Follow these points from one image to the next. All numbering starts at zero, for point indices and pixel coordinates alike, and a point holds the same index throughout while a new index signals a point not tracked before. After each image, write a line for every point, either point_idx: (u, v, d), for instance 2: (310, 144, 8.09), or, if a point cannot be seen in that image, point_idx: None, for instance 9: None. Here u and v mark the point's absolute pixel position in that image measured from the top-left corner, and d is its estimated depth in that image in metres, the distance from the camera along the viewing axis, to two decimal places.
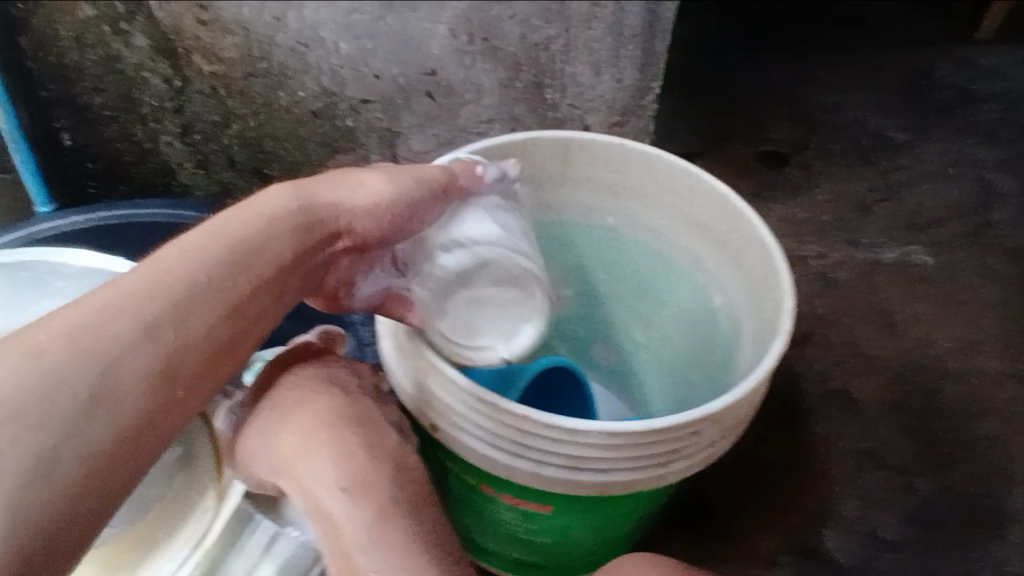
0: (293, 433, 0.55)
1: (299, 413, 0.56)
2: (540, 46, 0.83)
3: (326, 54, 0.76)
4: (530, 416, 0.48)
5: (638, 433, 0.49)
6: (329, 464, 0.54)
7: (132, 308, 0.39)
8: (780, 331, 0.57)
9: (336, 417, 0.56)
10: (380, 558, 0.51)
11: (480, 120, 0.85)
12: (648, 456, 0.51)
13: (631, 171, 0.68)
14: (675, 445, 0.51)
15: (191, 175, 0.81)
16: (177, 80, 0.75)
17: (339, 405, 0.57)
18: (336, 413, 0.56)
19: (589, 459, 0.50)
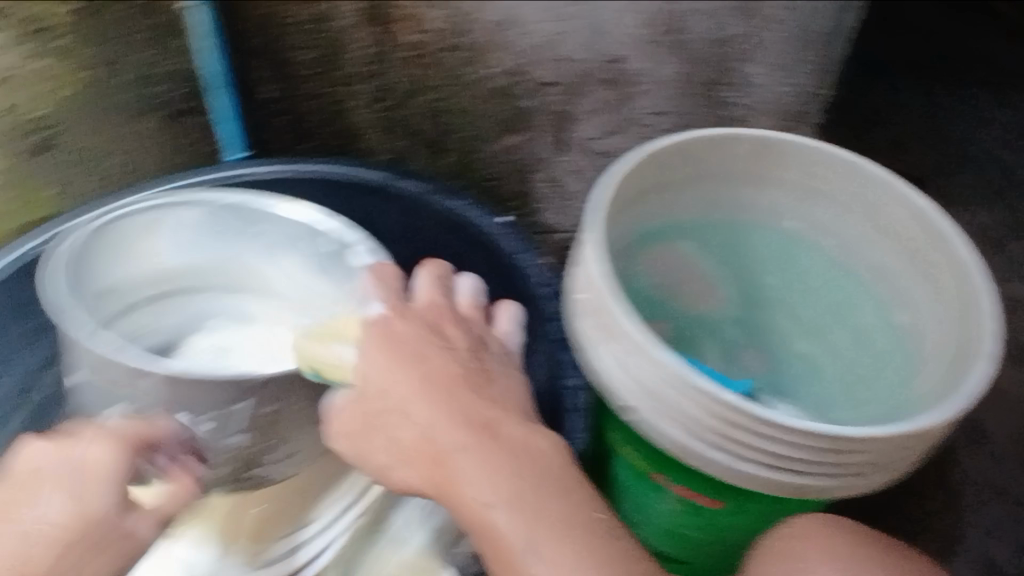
0: (411, 435, 0.51)
1: (412, 413, 0.52)
2: (722, 44, 0.82)
3: (523, 34, 0.78)
4: (741, 407, 0.50)
5: (844, 438, 0.50)
6: (464, 467, 0.50)
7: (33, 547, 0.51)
8: (983, 352, 0.55)
9: (449, 414, 0.52)
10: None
11: (652, 113, 0.85)
12: (846, 464, 0.52)
13: (825, 174, 0.69)
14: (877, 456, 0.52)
15: (373, 140, 0.84)
16: (379, 47, 0.77)
17: (443, 399, 0.52)
18: (446, 412, 0.52)
19: (788, 459, 0.51)
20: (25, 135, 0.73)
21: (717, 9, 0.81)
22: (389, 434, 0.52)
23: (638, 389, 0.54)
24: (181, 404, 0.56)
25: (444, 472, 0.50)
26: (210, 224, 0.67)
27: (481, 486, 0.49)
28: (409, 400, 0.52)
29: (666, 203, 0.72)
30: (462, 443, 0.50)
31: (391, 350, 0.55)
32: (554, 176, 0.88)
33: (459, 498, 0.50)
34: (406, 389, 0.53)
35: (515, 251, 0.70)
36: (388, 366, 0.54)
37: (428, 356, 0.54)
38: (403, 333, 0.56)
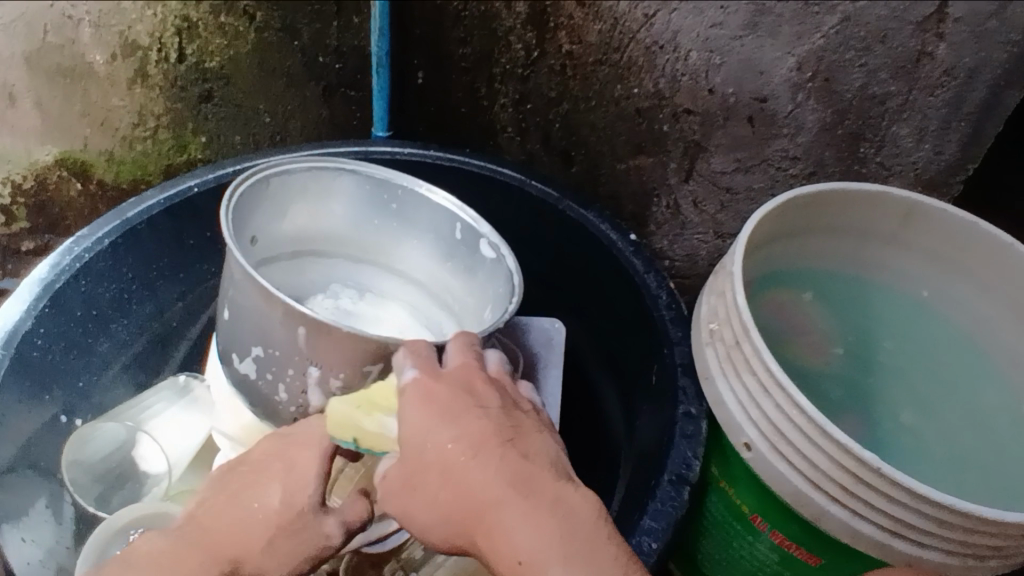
0: (451, 496, 0.48)
1: (449, 474, 0.48)
2: (876, 100, 0.81)
3: (675, 59, 0.78)
4: (879, 469, 0.49)
5: (981, 520, 0.49)
6: (507, 528, 0.48)
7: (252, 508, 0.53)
8: None
9: (487, 474, 0.48)
10: None
11: (786, 156, 0.85)
12: (972, 546, 0.52)
13: (973, 250, 0.69)
14: (1001, 540, 0.51)
15: (507, 139, 0.86)
16: (536, 51, 0.78)
17: (482, 456, 0.48)
18: (485, 472, 0.48)
19: (913, 529, 0.51)
20: (193, 84, 0.79)
21: (878, 63, 0.78)
22: (428, 497, 0.48)
23: (764, 427, 0.55)
24: (314, 363, 0.59)
25: (488, 533, 0.48)
26: (359, 194, 0.70)
27: (530, 547, 0.47)
28: (445, 458, 0.48)
29: (798, 249, 0.74)
30: (504, 504, 0.48)
31: (432, 408, 0.49)
32: (674, 204, 0.90)
33: (503, 558, 0.48)
34: (441, 449, 0.48)
35: (639, 270, 0.71)
36: (426, 427, 0.48)
37: (461, 418, 0.49)
38: (437, 392, 0.50)
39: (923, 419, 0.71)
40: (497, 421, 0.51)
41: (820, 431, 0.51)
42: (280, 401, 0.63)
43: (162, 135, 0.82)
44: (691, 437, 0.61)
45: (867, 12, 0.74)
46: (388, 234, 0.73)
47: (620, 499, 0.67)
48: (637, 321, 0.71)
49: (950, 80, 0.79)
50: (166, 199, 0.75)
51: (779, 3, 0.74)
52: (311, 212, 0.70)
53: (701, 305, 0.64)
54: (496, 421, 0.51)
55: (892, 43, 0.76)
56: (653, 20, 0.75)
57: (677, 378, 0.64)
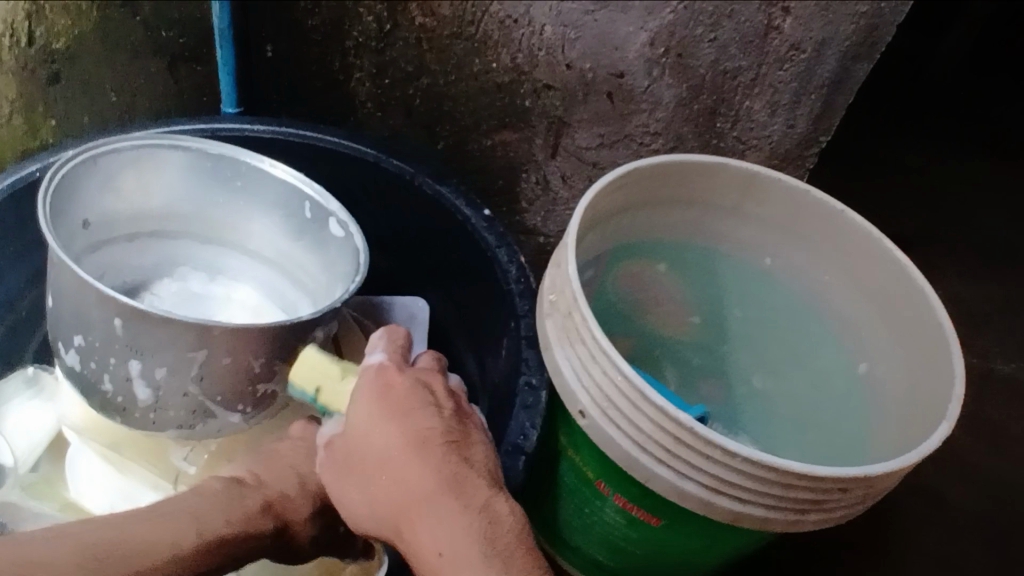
0: (394, 491, 0.50)
1: (388, 473, 0.50)
2: (728, 76, 0.83)
3: (530, 33, 0.79)
4: (693, 428, 0.53)
5: (788, 471, 0.52)
6: (435, 522, 0.49)
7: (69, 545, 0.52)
8: (945, 416, 0.57)
9: (424, 471, 0.50)
10: None
11: (647, 132, 0.86)
12: (789, 500, 0.55)
13: (809, 215, 0.73)
14: (819, 493, 0.55)
15: (369, 115, 0.84)
16: (387, 24, 0.77)
17: (420, 454, 0.51)
18: (423, 467, 0.50)
19: (730, 485, 0.55)
20: (40, 65, 0.75)
21: (729, 38, 0.81)
22: (369, 484, 0.51)
23: (598, 394, 0.59)
24: (136, 353, 0.57)
25: (420, 525, 0.49)
26: (194, 171, 0.68)
27: (454, 538, 0.48)
28: (388, 458, 0.50)
29: (650, 221, 0.76)
30: (435, 499, 0.49)
31: (384, 400, 0.52)
32: (543, 179, 0.90)
33: (425, 552, 0.49)
34: (384, 443, 0.51)
35: (491, 245, 0.71)
36: (375, 418, 0.51)
37: (402, 415, 0.52)
38: (386, 389, 0.53)
39: (771, 385, 0.80)
40: (440, 423, 0.52)
41: (641, 394, 0.54)
42: (108, 391, 0.60)
43: (13, 121, 0.76)
44: (530, 408, 0.62)
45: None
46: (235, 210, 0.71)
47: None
48: (491, 295, 0.72)
49: (799, 53, 0.82)
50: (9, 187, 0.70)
51: None
52: (145, 193, 0.68)
53: (543, 278, 0.66)
54: (447, 425, 0.53)
55: (739, 16, 0.79)
56: None
57: (522, 350, 0.66)
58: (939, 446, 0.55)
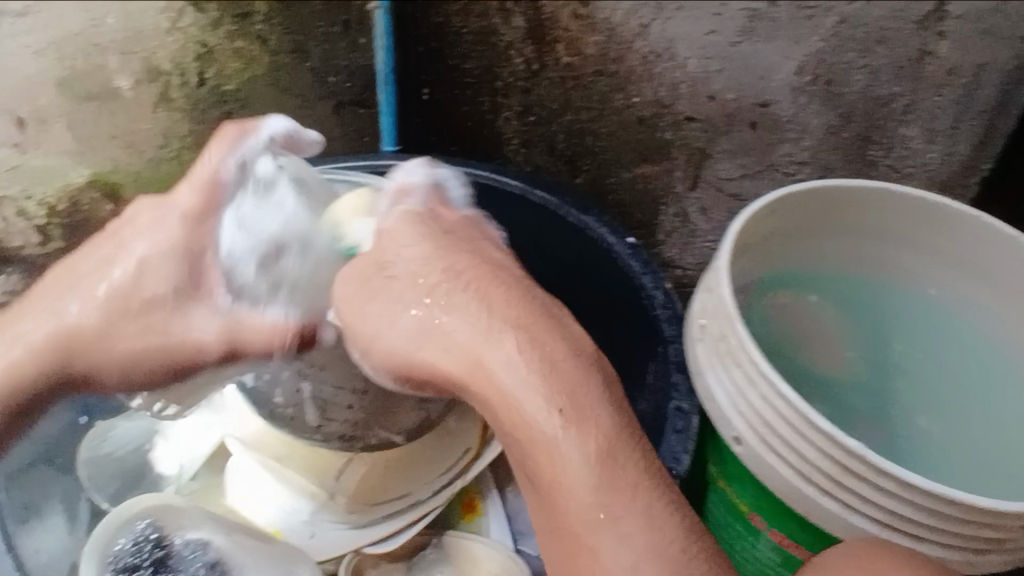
0: (439, 353, 0.51)
1: (416, 314, 0.53)
2: (879, 102, 0.80)
3: (673, 67, 0.79)
4: (867, 459, 0.48)
5: (971, 507, 0.48)
6: (497, 370, 0.49)
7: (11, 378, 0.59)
8: None
9: (535, 366, 0.49)
10: (583, 468, 0.46)
11: (793, 161, 0.84)
12: (968, 538, 0.50)
13: (978, 244, 0.68)
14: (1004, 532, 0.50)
15: (514, 151, 0.88)
16: (536, 64, 0.80)
17: (476, 306, 0.52)
18: (554, 344, 0.50)
19: (904, 523, 0.50)
20: (214, 105, 0.85)
21: (881, 64, 0.78)
22: (389, 344, 0.53)
23: (754, 422, 0.54)
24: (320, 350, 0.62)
25: (474, 382, 0.50)
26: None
27: (526, 401, 0.48)
28: (414, 306, 0.53)
29: (796, 250, 0.73)
30: (540, 391, 0.48)
31: (431, 235, 0.57)
32: (683, 212, 0.90)
33: (521, 436, 0.48)
34: (411, 262, 0.55)
35: (636, 271, 0.70)
36: (411, 235, 0.57)
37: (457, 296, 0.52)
38: (408, 234, 0.57)
39: (941, 429, 0.68)
40: (505, 276, 0.55)
41: (799, 433, 0.51)
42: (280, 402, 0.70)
43: (185, 156, 0.88)
44: (682, 432, 0.58)
45: (866, 11, 0.75)
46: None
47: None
48: (636, 321, 0.70)
49: (955, 79, 0.79)
50: None
51: (773, 6, 0.75)
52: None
53: (693, 302, 0.63)
54: (595, 373, 0.50)
55: (893, 43, 0.77)
56: (649, 30, 0.77)
57: (670, 374, 0.62)
58: None
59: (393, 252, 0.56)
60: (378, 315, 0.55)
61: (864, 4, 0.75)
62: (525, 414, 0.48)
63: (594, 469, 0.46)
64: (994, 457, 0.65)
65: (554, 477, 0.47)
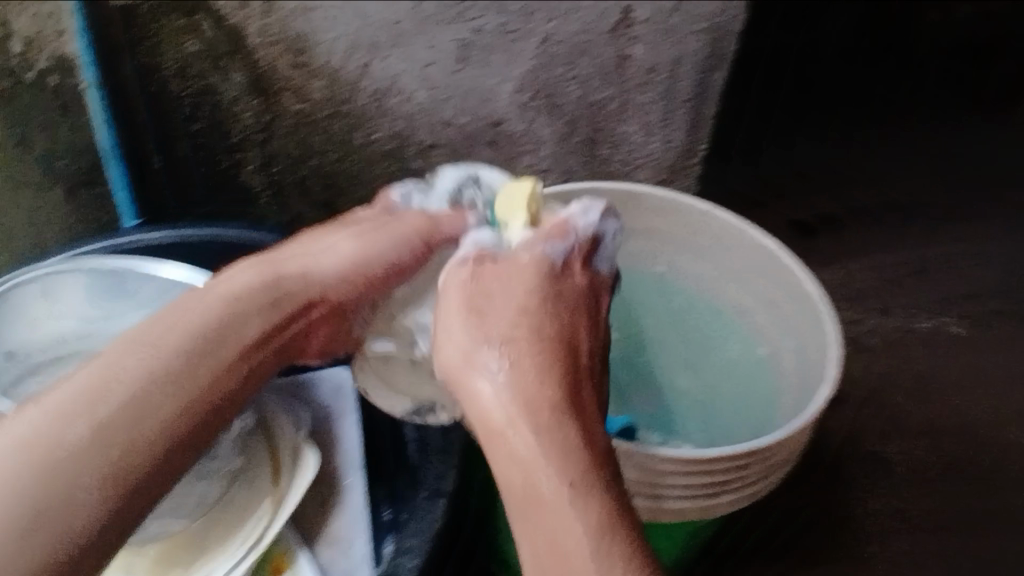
0: (329, 261, 0.48)
1: (341, 246, 0.49)
2: (596, 107, 0.89)
3: (402, 100, 0.83)
4: None
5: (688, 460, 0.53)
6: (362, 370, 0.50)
7: (54, 442, 0.36)
8: (827, 377, 0.59)
9: (535, 370, 0.43)
10: (523, 440, 0.40)
11: (536, 169, 0.86)
12: (695, 487, 0.55)
13: (677, 221, 0.73)
14: (720, 478, 0.55)
15: (267, 205, 0.83)
16: (265, 115, 0.82)
17: (534, 363, 0.43)
18: (525, 322, 0.45)
19: (637, 486, 0.56)
20: None
21: (587, 73, 0.89)
22: (311, 261, 0.48)
23: None
24: None
25: (494, 445, 0.41)
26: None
27: (498, 407, 0.42)
28: (493, 353, 0.44)
29: None
30: (512, 422, 0.41)
31: (365, 233, 0.50)
32: None
33: (483, 420, 0.42)
34: (489, 328, 0.45)
35: None
36: (352, 245, 0.49)
37: (543, 330, 0.45)
38: (373, 233, 0.50)
39: (692, 379, 0.77)
40: (558, 331, 0.45)
41: None
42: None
43: None
44: None
45: (556, 32, 0.91)
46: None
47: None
48: None
49: (655, 75, 0.90)
50: None
51: (478, 35, 0.86)
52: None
53: None
54: (585, 422, 0.42)
55: (593, 53, 0.90)
56: (365, 70, 0.83)
57: None
58: (819, 414, 0.56)
59: (481, 323, 0.45)
60: (308, 256, 0.48)
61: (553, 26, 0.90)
62: (534, 487, 0.39)
63: (563, 478, 0.39)
64: (739, 405, 0.74)
65: (521, 486, 0.39)
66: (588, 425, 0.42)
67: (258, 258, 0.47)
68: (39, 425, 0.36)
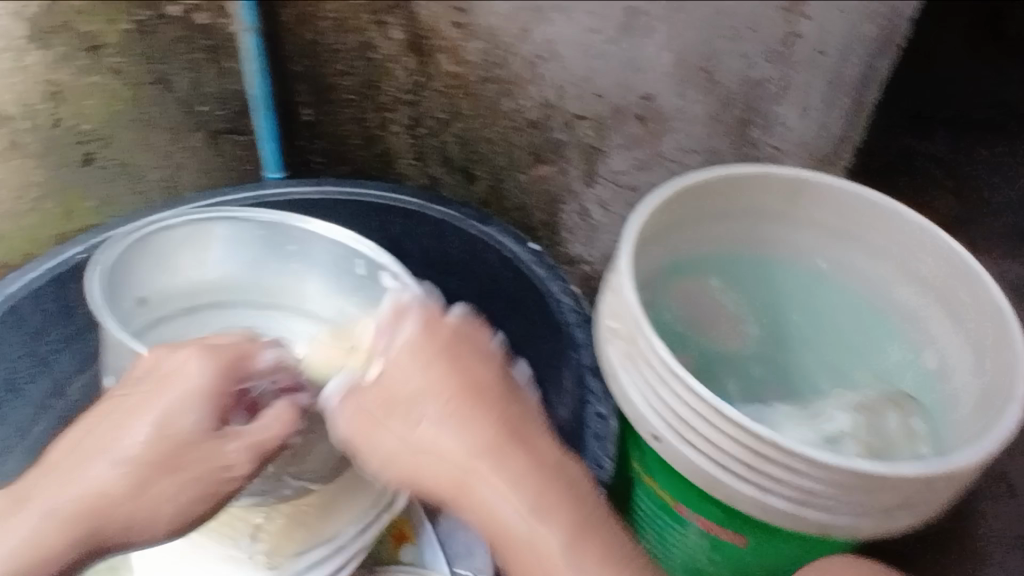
0: (447, 440, 0.55)
1: (439, 430, 0.55)
2: (751, 85, 0.80)
3: (557, 69, 0.79)
4: (786, 448, 0.50)
5: (873, 475, 0.50)
6: (484, 493, 0.54)
7: (51, 485, 0.55)
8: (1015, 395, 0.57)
9: (507, 484, 0.54)
10: (512, 514, 0.54)
11: (680, 149, 0.86)
12: (873, 504, 0.52)
13: (857, 214, 0.72)
14: (905, 498, 0.51)
15: (408, 165, 0.87)
16: (420, 76, 0.79)
17: (458, 418, 0.56)
18: (457, 429, 0.56)
19: (817, 497, 0.51)
20: (71, 149, 0.77)
21: (754, 49, 0.77)
22: (392, 435, 0.56)
23: (671, 419, 0.54)
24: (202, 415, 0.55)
25: (458, 497, 0.55)
26: (239, 238, 0.69)
27: (454, 472, 0.55)
28: (427, 414, 0.56)
29: (688, 238, 0.74)
30: (474, 468, 0.55)
31: (414, 358, 0.57)
32: (583, 208, 0.90)
33: (478, 513, 0.55)
34: (435, 386, 0.57)
35: (542, 279, 0.69)
36: (399, 447, 0.56)
37: (440, 466, 0.55)
38: (403, 378, 0.57)
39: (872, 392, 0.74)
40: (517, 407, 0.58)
41: (717, 415, 0.51)
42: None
43: (46, 203, 0.80)
44: (602, 438, 0.59)
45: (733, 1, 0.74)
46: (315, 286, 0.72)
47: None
48: (545, 328, 0.70)
49: (824, 57, 0.78)
50: (48, 273, 0.69)
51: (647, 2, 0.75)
52: (201, 263, 0.69)
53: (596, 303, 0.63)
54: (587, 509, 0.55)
55: (762, 28, 0.76)
56: (530, 34, 0.76)
57: (584, 381, 0.62)
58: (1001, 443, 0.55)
59: (467, 370, 0.58)
60: (418, 426, 0.56)
61: None
62: (514, 528, 0.54)
63: (498, 509, 0.54)
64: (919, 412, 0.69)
65: (479, 515, 0.55)
66: (531, 450, 0.56)
67: (363, 414, 0.56)
68: (61, 455, 0.56)
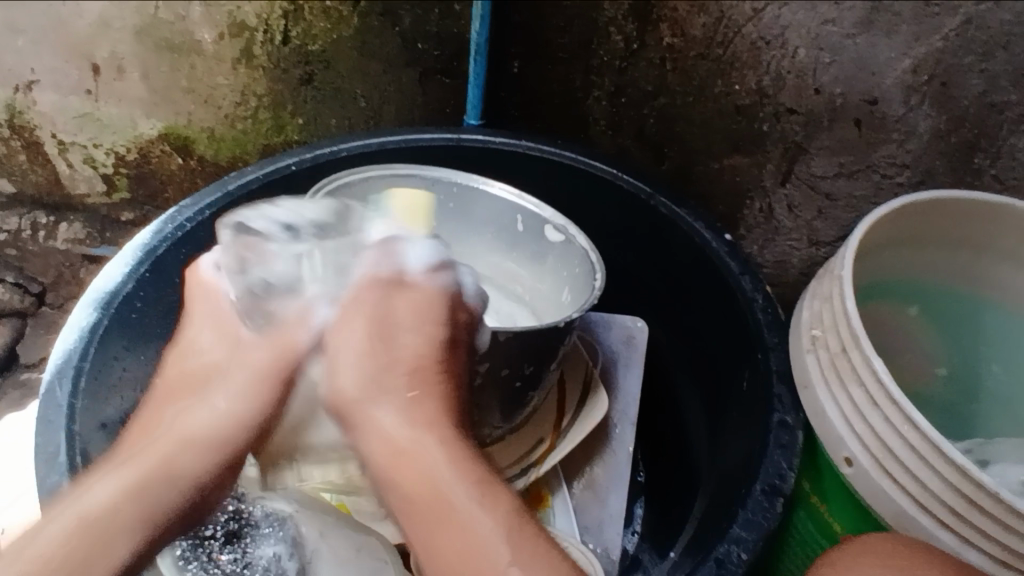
0: (389, 429, 0.54)
1: (394, 415, 0.55)
2: (995, 109, 0.73)
3: (781, 56, 0.75)
4: (1000, 495, 0.45)
5: None
6: (430, 468, 0.52)
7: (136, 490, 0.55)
8: None
9: (447, 451, 0.53)
10: (445, 464, 0.52)
11: (893, 163, 0.79)
12: None
13: None
14: None
15: (600, 133, 0.86)
16: (635, 44, 0.77)
17: (409, 394, 0.56)
18: (424, 400, 0.56)
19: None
20: (295, 65, 0.82)
21: (1002, 69, 0.71)
22: (387, 310, 0.59)
23: (869, 441, 0.51)
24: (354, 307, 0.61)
25: (402, 464, 0.53)
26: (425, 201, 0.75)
27: (443, 474, 0.51)
28: (389, 399, 0.55)
29: (909, 258, 0.68)
30: (429, 441, 0.53)
31: (368, 320, 0.59)
32: (768, 208, 0.86)
33: (432, 500, 0.51)
34: (390, 359, 0.57)
35: (733, 272, 0.66)
36: (408, 414, 0.55)
37: (421, 339, 0.58)
38: (394, 313, 0.59)
39: None
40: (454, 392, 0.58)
41: (936, 451, 0.47)
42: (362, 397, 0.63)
43: (262, 115, 0.86)
44: (786, 448, 0.55)
45: (991, 14, 0.69)
46: (492, 237, 0.77)
47: (703, 508, 0.63)
48: (728, 323, 0.67)
49: None
50: (265, 175, 0.74)
51: (896, 1, 0.70)
52: None
53: (802, 311, 0.60)
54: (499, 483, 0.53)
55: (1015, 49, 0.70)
56: (762, 14, 0.73)
57: (772, 385, 0.59)
58: None
59: (389, 347, 0.58)
60: (362, 392, 0.56)
61: (991, 6, 0.68)
62: (430, 480, 0.51)
63: (454, 466, 0.52)
64: None
65: (434, 498, 0.51)
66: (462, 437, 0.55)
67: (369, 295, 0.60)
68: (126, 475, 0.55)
